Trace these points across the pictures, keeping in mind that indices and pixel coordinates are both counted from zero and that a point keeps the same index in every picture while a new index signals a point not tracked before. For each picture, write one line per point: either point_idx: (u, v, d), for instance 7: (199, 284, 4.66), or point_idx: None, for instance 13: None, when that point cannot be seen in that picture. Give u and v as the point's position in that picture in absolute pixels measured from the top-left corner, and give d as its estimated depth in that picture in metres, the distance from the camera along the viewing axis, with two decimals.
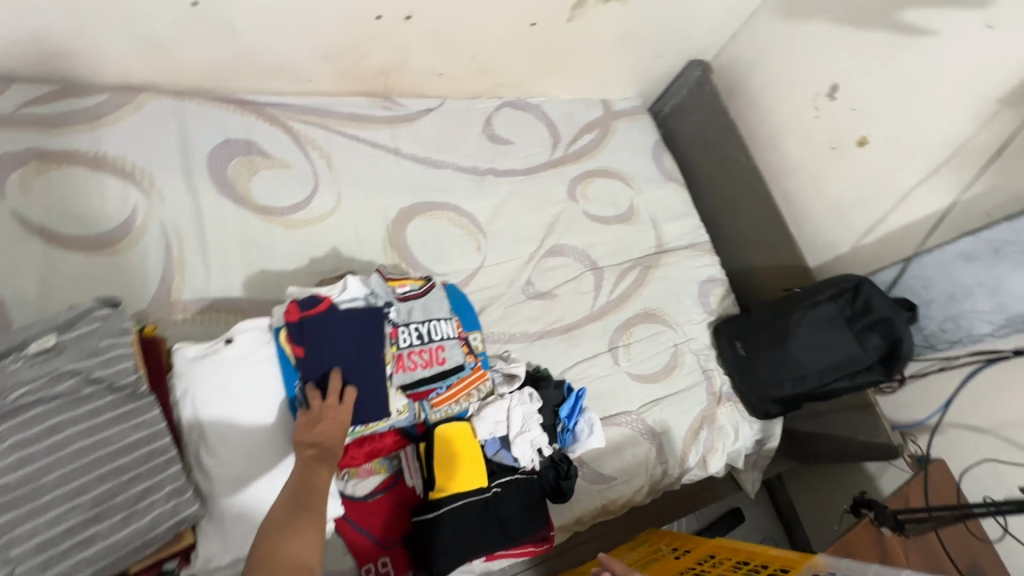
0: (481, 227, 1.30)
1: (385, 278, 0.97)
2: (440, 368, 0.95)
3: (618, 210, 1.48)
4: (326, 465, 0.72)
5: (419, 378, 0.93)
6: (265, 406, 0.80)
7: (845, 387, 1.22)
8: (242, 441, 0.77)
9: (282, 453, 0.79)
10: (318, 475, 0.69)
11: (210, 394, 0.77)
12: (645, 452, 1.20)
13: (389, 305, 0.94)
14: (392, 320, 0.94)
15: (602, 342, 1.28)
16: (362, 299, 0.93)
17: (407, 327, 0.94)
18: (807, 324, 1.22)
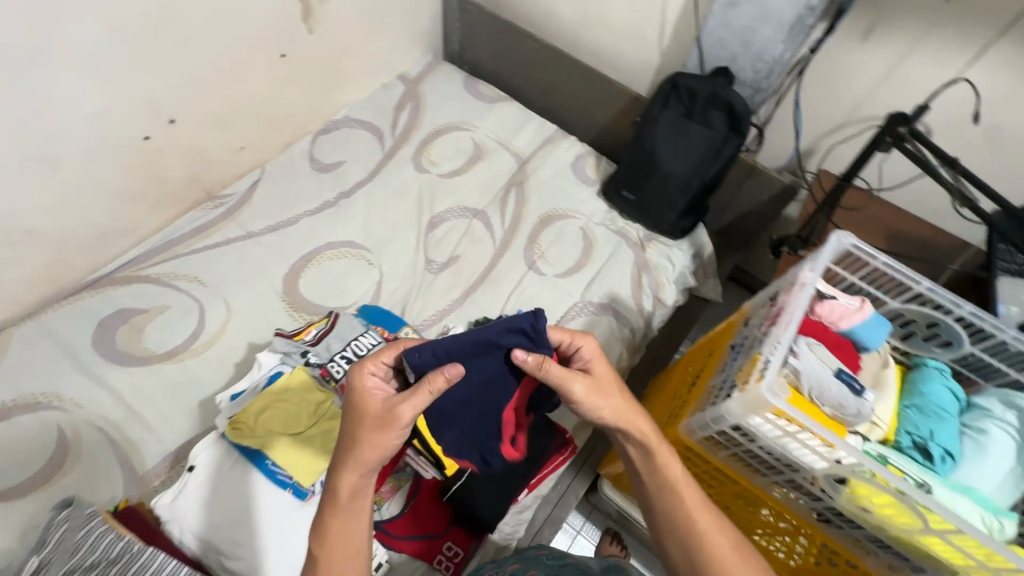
0: (362, 246, 1.35)
1: (289, 337, 1.02)
2: None
3: (467, 155, 1.54)
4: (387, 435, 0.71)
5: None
6: (249, 495, 0.87)
7: (723, 166, 1.29)
8: (247, 535, 0.84)
9: (286, 520, 0.86)
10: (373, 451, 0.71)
11: (199, 516, 0.85)
12: (607, 325, 1.29)
13: (306, 354, 1.00)
14: (317, 363, 0.99)
15: (520, 266, 1.36)
16: (281, 365, 0.98)
17: (335, 359, 0.98)
18: (659, 140, 1.31)
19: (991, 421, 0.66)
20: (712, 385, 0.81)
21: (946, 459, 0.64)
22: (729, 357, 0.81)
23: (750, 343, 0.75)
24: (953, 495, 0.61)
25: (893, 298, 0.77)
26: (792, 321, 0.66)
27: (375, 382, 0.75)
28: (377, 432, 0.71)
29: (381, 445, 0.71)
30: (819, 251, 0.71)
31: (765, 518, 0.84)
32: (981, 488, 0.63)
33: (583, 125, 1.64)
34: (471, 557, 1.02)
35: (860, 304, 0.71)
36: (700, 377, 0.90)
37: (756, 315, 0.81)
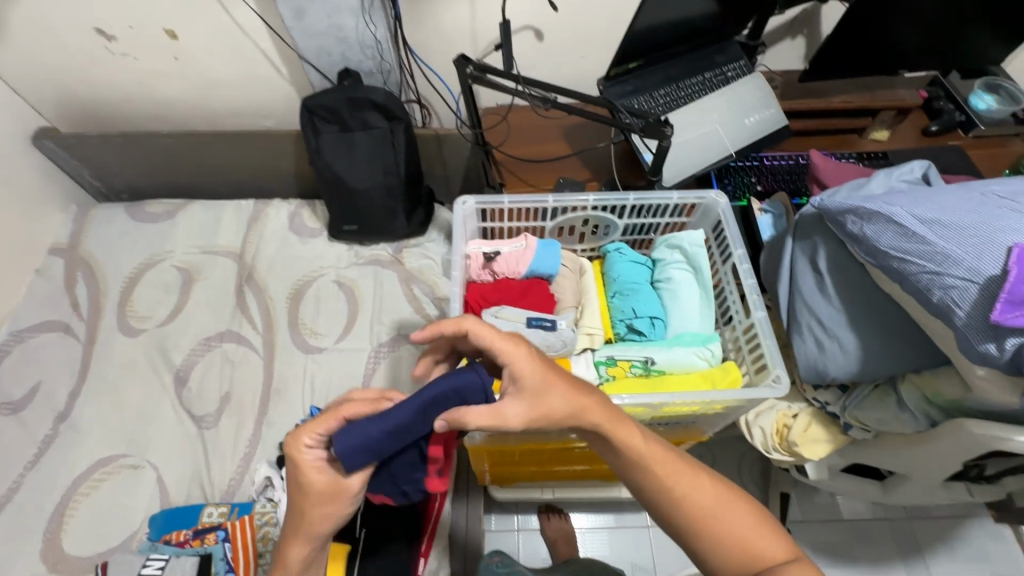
0: (115, 456, 1.13)
1: None
2: None
3: (178, 286, 1.35)
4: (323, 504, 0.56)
5: None
6: None
7: (410, 154, 1.26)
8: None
9: None
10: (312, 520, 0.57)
11: None
12: (410, 353, 1.24)
13: None
14: None
15: (297, 356, 1.25)
16: None
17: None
18: (338, 166, 1.23)
19: (671, 268, 0.80)
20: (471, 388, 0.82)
21: (655, 324, 0.78)
22: None
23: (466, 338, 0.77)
24: (667, 354, 0.73)
25: (544, 222, 0.83)
26: (459, 308, 0.72)
27: (316, 453, 0.56)
28: (320, 506, 0.56)
29: (325, 514, 0.57)
30: (453, 221, 0.73)
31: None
32: (688, 328, 0.77)
33: (279, 181, 1.51)
34: None
35: (517, 242, 0.78)
36: None
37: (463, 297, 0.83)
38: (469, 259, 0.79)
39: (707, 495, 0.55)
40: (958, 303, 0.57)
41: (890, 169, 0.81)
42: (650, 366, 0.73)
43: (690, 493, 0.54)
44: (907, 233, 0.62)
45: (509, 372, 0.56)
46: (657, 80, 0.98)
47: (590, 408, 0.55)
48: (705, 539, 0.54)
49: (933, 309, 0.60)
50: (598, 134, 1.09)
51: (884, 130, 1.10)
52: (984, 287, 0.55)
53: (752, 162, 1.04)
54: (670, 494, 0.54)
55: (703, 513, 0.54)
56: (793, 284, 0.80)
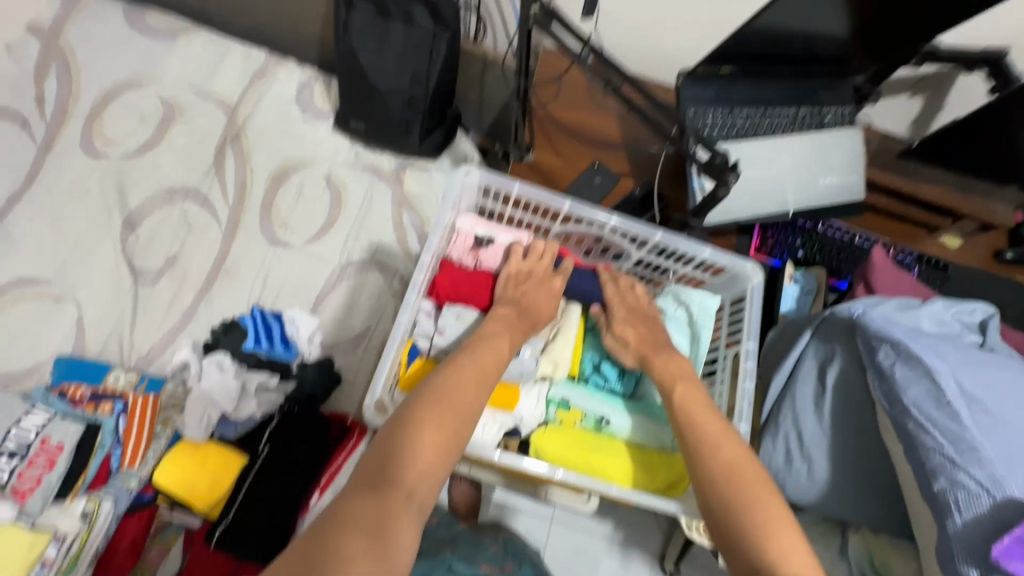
0: (40, 280, 1.05)
1: None
2: (66, 453, 0.84)
3: (155, 121, 1.21)
4: (544, 288, 0.71)
5: (54, 481, 0.83)
6: None
7: (443, 71, 1.09)
8: None
9: None
10: (535, 293, 0.70)
11: None
12: (375, 280, 1.15)
13: None
14: None
15: (260, 242, 1.15)
16: None
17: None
18: (362, 51, 1.07)
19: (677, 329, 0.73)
20: None
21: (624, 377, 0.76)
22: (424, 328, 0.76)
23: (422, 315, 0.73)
24: (624, 421, 0.71)
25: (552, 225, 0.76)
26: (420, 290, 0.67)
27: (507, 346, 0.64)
28: (537, 284, 0.71)
29: (458, 406, 0.56)
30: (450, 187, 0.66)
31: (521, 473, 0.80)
32: (654, 400, 0.74)
33: (302, 41, 1.33)
34: None
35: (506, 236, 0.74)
36: None
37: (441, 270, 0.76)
38: (456, 236, 0.73)
39: (756, 480, 0.53)
40: (961, 507, 0.52)
41: (950, 301, 0.70)
42: (602, 425, 0.72)
43: (717, 441, 0.57)
44: (941, 398, 0.55)
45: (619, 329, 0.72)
46: (743, 96, 0.83)
47: (666, 361, 0.67)
48: (719, 487, 0.54)
49: (926, 493, 0.55)
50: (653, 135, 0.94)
51: (957, 238, 0.97)
52: (996, 503, 0.51)
53: (806, 223, 0.92)
54: (698, 436, 0.58)
55: (729, 465, 0.55)
56: (789, 384, 0.70)
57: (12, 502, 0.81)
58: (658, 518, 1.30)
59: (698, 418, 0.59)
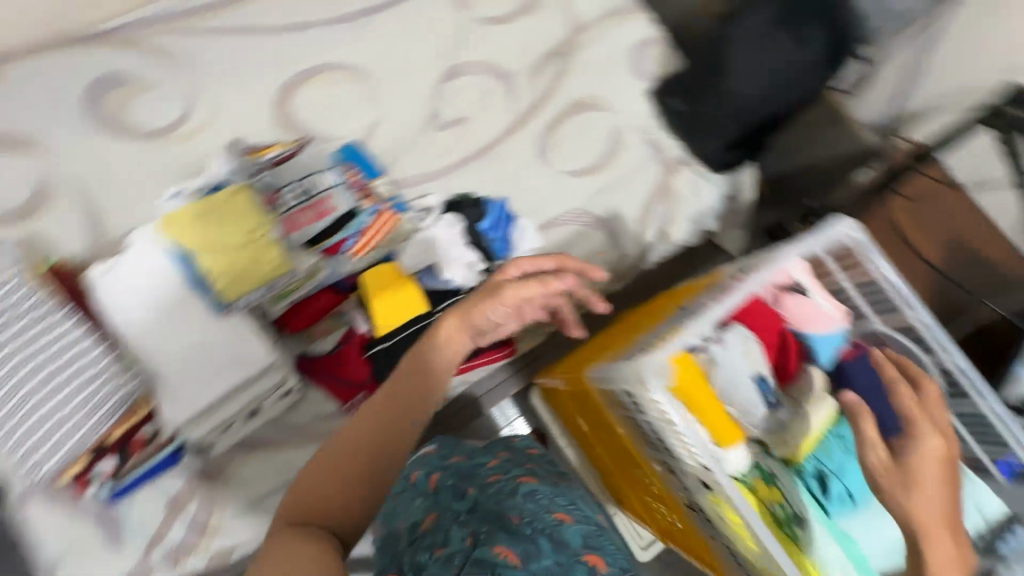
0: (366, 76, 1.21)
1: (247, 152, 0.96)
2: (333, 216, 0.95)
3: (515, 1, 1.29)
4: (499, 293, 0.79)
5: (314, 231, 0.94)
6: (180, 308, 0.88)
7: (795, 103, 1.07)
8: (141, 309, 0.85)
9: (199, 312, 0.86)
10: (481, 309, 0.78)
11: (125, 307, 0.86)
12: (597, 241, 1.18)
13: (259, 172, 0.94)
14: (266, 186, 0.93)
15: (530, 150, 1.22)
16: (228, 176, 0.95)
17: (281, 188, 0.91)
18: (738, 43, 1.04)
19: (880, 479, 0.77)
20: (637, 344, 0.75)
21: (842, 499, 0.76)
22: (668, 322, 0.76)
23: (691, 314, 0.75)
24: (824, 541, 0.72)
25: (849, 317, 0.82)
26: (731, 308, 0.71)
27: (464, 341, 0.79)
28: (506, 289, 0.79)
29: (347, 436, 0.70)
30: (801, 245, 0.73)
31: (648, 501, 0.88)
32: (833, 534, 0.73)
33: (669, 3, 1.33)
34: None
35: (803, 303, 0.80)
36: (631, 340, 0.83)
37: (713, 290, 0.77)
38: (777, 275, 0.75)
39: None
40: None
41: None
42: (792, 522, 0.74)
43: None
44: None
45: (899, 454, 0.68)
46: None
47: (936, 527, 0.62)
48: None
49: None
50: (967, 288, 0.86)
51: None
52: None
53: None
54: None
55: None
56: None
57: (282, 226, 0.93)
58: None
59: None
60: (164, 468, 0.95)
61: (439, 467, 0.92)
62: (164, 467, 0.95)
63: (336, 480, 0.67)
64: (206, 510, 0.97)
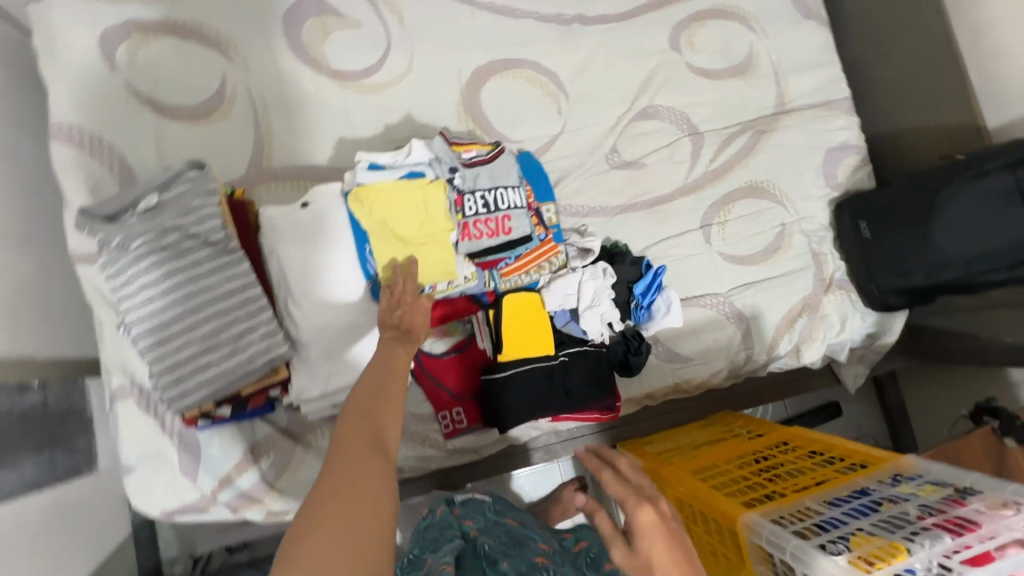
0: (561, 87, 1.16)
1: (448, 142, 0.93)
2: (507, 238, 0.92)
3: (732, 61, 1.22)
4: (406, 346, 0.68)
5: (485, 248, 0.92)
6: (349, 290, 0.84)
7: (997, 283, 0.98)
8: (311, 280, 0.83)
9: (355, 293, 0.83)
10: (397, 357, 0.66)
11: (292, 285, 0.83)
12: (730, 335, 1.13)
13: (452, 173, 0.91)
14: (457, 188, 0.91)
15: (695, 219, 1.16)
16: (425, 166, 0.91)
17: (473, 194, 0.91)
18: (963, 199, 0.97)
19: None
20: (808, 507, 0.67)
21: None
22: (849, 495, 0.68)
23: (892, 513, 0.63)
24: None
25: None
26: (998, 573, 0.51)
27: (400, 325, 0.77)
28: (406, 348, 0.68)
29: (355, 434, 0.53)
30: None
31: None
32: None
33: (881, 117, 1.25)
34: (466, 433, 1.01)
35: None
36: (774, 483, 0.77)
37: (914, 482, 0.67)
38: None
39: None
40: None
41: None
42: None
43: None
44: None
45: None
46: None
47: None
48: None
49: None
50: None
51: None
52: None
53: None
54: None
55: None
56: None
57: (456, 230, 0.90)
58: None
59: None
60: (256, 415, 0.94)
61: (495, 523, 0.82)
62: (256, 414, 0.94)
63: (329, 537, 0.43)
64: (278, 467, 0.96)
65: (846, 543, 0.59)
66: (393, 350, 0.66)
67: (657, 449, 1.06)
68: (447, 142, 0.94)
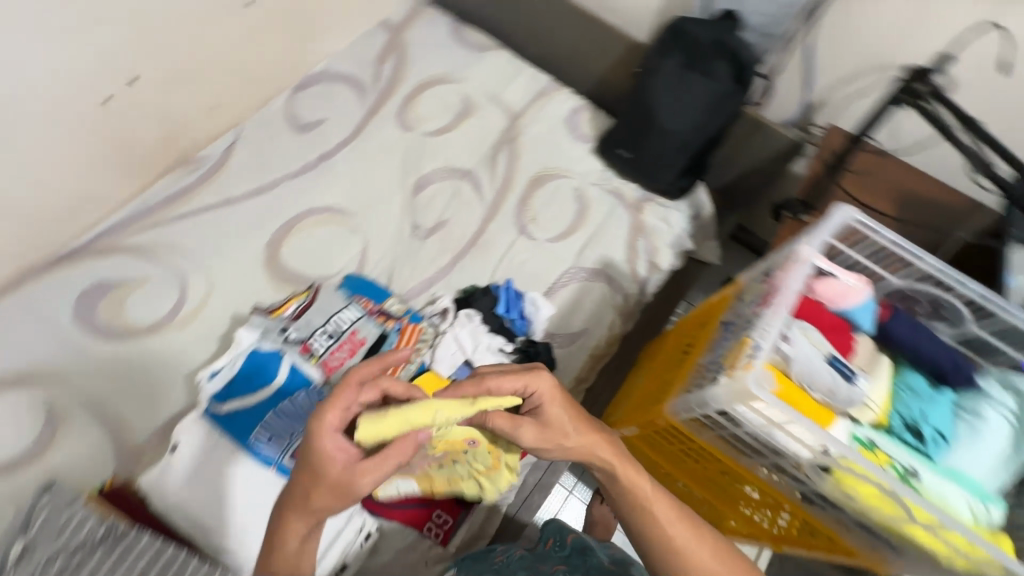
0: (345, 211, 1.29)
1: (265, 313, 0.97)
2: (367, 347, 1.00)
3: (455, 111, 1.45)
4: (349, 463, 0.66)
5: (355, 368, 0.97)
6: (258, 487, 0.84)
7: (724, 124, 1.21)
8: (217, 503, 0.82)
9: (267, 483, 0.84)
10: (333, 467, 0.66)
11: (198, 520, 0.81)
12: (600, 290, 1.25)
13: (286, 330, 0.96)
14: (297, 340, 0.96)
15: (512, 228, 1.31)
16: (258, 343, 0.94)
17: (314, 335, 0.97)
18: (658, 91, 1.21)
19: (988, 403, 0.64)
20: (700, 364, 0.76)
21: (937, 442, 0.63)
22: (719, 332, 0.77)
23: (739, 320, 0.72)
24: (938, 483, 0.60)
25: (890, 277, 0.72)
26: (782, 307, 0.62)
27: (337, 440, 0.66)
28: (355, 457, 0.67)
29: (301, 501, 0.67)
30: (832, 221, 0.68)
31: (744, 512, 0.90)
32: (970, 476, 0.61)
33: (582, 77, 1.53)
34: (460, 526, 1.01)
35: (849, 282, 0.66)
36: (682, 366, 0.86)
37: (747, 290, 0.78)
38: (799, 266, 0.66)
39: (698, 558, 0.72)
40: None
41: None
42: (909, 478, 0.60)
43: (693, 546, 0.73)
44: None
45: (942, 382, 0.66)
46: None
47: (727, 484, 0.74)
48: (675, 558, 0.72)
49: None
50: (922, 237, 1.00)
51: None
52: None
53: None
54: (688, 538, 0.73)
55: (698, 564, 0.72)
56: None
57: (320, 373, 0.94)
58: None
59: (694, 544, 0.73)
60: None
61: None
62: None
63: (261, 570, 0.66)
64: None
65: (721, 363, 0.68)
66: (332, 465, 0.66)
67: (615, 416, 1.10)
68: (263, 313, 0.98)
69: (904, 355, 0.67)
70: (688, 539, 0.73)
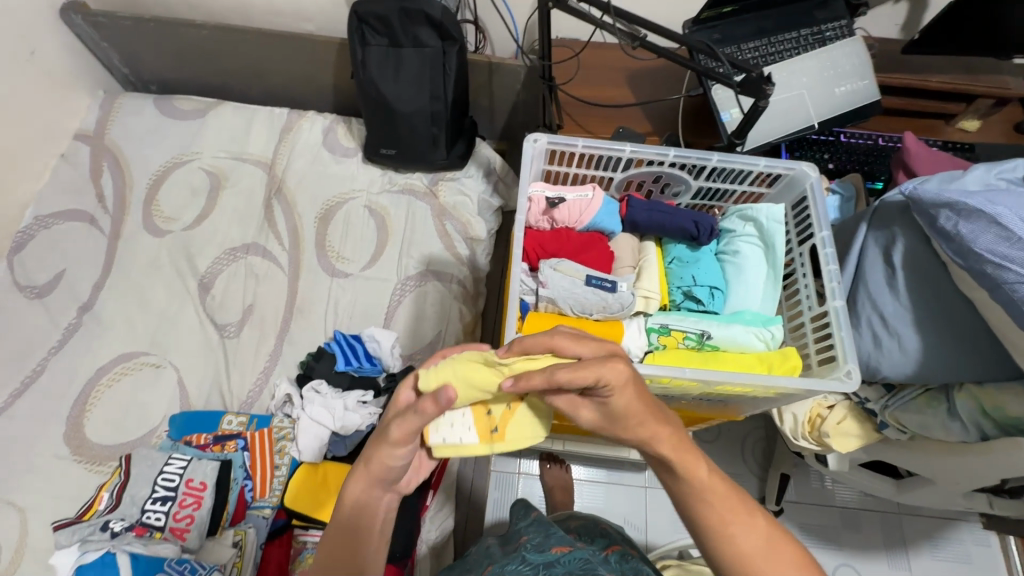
0: (138, 352, 1.14)
1: (77, 521, 0.88)
2: (210, 487, 0.91)
3: (205, 190, 1.31)
4: (405, 428, 0.54)
5: (207, 514, 0.89)
6: None
7: (459, 83, 1.18)
8: None
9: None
10: (389, 438, 0.55)
11: None
12: (435, 288, 1.22)
13: (109, 524, 0.87)
14: (128, 525, 0.87)
15: (322, 277, 1.23)
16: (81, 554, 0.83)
17: (145, 508, 0.89)
18: (380, 81, 1.17)
19: (738, 239, 0.70)
20: None
21: (715, 294, 0.69)
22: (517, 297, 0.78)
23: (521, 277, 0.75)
24: (726, 332, 0.64)
25: (613, 173, 0.73)
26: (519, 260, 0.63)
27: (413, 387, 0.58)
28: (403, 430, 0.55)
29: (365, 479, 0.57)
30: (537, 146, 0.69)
31: None
32: (747, 309, 0.68)
33: (318, 94, 1.44)
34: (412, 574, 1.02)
35: (574, 196, 0.69)
36: None
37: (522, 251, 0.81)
38: (530, 203, 0.69)
39: (757, 551, 0.52)
40: (891, 353, 0.70)
41: (991, 164, 0.73)
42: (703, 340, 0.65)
43: (745, 536, 0.52)
44: (1010, 237, 0.58)
45: (698, 236, 0.69)
46: (748, 31, 0.90)
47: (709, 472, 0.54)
48: (723, 544, 0.52)
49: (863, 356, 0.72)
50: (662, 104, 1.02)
51: (975, 120, 1.02)
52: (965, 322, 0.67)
53: (828, 136, 0.97)
54: (723, 531, 0.53)
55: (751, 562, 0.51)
56: (860, 274, 0.75)
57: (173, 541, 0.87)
58: (748, 463, 1.33)
59: (739, 537, 0.52)
60: None
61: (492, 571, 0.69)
62: None
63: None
64: None
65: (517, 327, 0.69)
66: (391, 435, 0.55)
67: None
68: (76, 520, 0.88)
69: (657, 233, 0.71)
70: (747, 529, 0.52)
